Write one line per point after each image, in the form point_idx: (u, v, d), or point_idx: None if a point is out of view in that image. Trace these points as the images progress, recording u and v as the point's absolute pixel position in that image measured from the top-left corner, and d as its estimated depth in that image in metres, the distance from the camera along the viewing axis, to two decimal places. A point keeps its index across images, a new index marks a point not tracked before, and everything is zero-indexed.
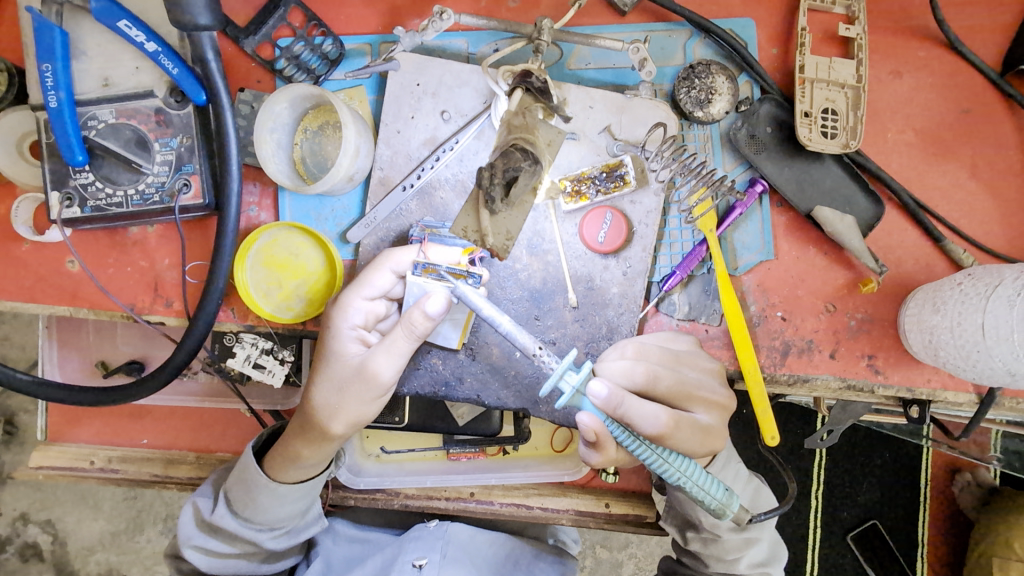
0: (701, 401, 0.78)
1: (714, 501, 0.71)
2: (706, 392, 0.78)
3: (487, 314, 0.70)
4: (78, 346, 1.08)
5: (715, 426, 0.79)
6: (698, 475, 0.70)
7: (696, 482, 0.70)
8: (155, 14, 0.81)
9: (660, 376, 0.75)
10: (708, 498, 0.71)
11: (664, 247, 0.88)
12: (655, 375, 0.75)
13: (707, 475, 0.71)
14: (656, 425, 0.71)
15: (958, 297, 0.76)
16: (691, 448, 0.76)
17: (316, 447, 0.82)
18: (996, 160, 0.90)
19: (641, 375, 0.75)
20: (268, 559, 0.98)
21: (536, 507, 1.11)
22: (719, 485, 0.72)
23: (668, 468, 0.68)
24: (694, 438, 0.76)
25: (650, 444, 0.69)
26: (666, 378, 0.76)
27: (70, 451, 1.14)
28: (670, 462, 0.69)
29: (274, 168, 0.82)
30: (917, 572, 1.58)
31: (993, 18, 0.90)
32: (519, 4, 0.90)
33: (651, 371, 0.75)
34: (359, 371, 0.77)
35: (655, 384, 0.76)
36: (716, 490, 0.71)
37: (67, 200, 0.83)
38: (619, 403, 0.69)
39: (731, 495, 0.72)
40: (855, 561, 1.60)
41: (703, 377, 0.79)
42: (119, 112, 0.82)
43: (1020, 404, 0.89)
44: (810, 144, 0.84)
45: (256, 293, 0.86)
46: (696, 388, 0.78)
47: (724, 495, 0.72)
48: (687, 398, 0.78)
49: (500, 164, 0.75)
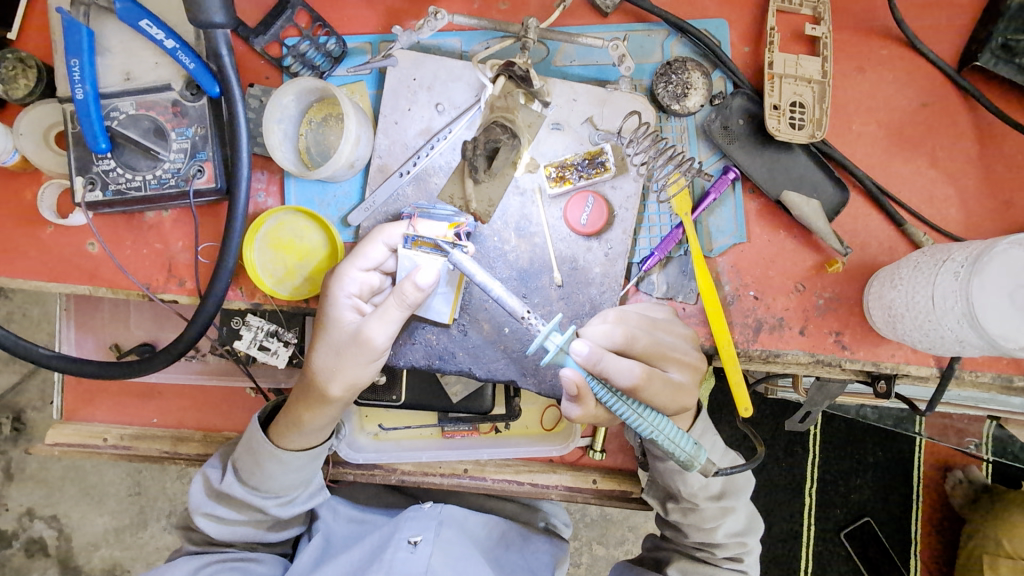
0: (674, 361, 0.84)
1: (683, 454, 0.78)
2: (680, 353, 0.84)
3: (481, 279, 0.78)
4: (93, 328, 1.14)
5: (687, 385, 0.84)
6: (669, 429, 0.77)
7: (667, 435, 0.76)
8: (173, 14, 0.89)
9: (637, 337, 0.81)
10: (678, 450, 0.77)
11: (644, 230, 0.95)
12: (632, 335, 0.81)
13: (677, 428, 0.77)
14: (631, 378, 0.76)
15: (913, 271, 0.85)
16: (662, 404, 0.81)
17: (318, 412, 0.89)
18: (954, 149, 0.96)
19: (619, 335, 0.81)
20: (274, 527, 1.04)
21: (527, 482, 1.17)
22: (687, 440, 0.78)
23: (642, 422, 0.76)
24: (666, 394, 0.81)
25: (624, 398, 0.77)
26: (642, 338, 0.81)
27: (84, 430, 1.20)
28: (643, 416, 0.76)
29: (281, 155, 0.89)
30: (910, 567, 1.63)
31: (950, 18, 0.96)
32: (508, 6, 0.97)
33: (629, 332, 0.81)
34: (354, 337, 0.83)
35: (633, 344, 0.81)
36: (684, 443, 0.77)
37: (91, 185, 0.90)
38: (599, 359, 0.75)
39: (699, 449, 0.78)
40: (848, 557, 1.64)
41: (678, 341, 0.85)
42: (139, 104, 0.89)
43: (980, 378, 0.94)
44: (778, 134, 0.91)
45: (263, 272, 0.92)
46: (671, 349, 0.84)
47: (693, 449, 0.78)
48: (661, 358, 0.83)
49: (482, 138, 0.91)
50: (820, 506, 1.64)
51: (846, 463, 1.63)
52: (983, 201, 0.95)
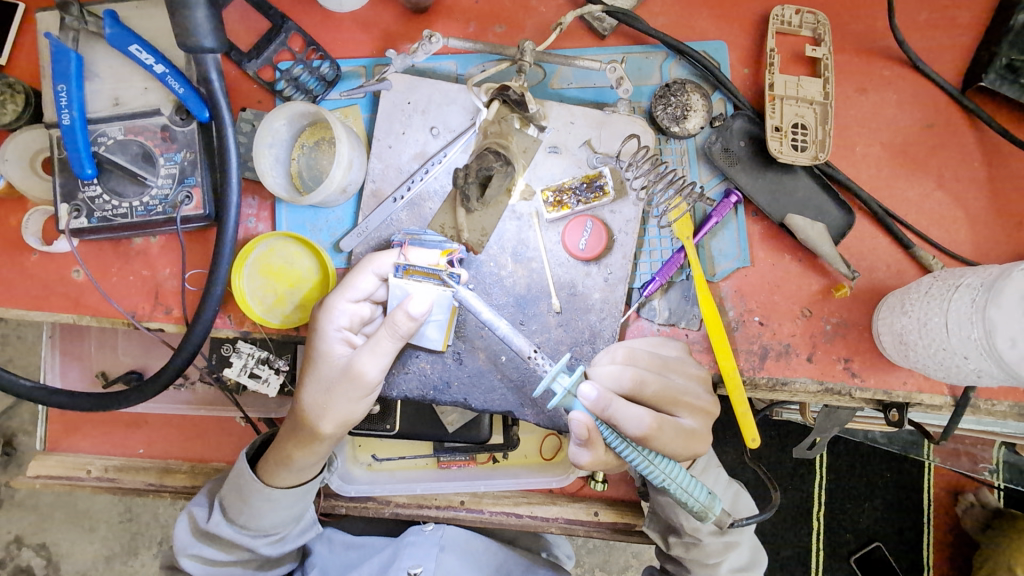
0: (686, 406, 0.82)
1: (696, 504, 0.75)
2: (691, 397, 0.81)
3: (487, 318, 0.79)
4: (80, 355, 1.11)
5: (699, 431, 0.82)
6: (682, 478, 0.74)
7: (679, 484, 0.74)
8: (164, 40, 0.88)
9: (647, 381, 0.78)
10: (691, 500, 0.74)
11: (644, 254, 0.92)
12: (642, 379, 0.78)
13: (690, 477, 0.75)
14: (640, 427, 0.74)
15: (925, 298, 0.83)
16: (674, 452, 0.78)
17: (308, 449, 0.85)
18: (961, 171, 0.94)
19: (629, 379, 0.78)
20: (262, 566, 0.99)
21: (525, 515, 1.12)
22: (701, 488, 0.76)
23: (653, 470, 0.73)
24: (678, 442, 0.78)
25: (635, 446, 0.74)
26: (653, 382, 0.79)
27: (68, 460, 1.16)
28: (655, 463, 0.74)
29: (271, 180, 0.87)
30: None
31: (952, 39, 0.95)
32: (505, 30, 0.96)
33: (638, 375, 0.78)
34: (345, 371, 0.80)
35: (643, 388, 0.78)
36: (698, 492, 0.75)
37: (76, 212, 0.88)
38: (607, 406, 0.72)
39: (713, 499, 0.75)
40: None
41: (689, 384, 0.82)
42: (128, 129, 0.88)
43: (995, 406, 0.90)
44: (781, 156, 0.88)
45: (252, 300, 0.89)
46: (681, 394, 0.81)
47: (706, 498, 0.75)
48: (672, 403, 0.81)
49: (475, 165, 0.88)
50: (829, 531, 1.58)
51: (857, 488, 1.57)
52: (992, 223, 0.93)
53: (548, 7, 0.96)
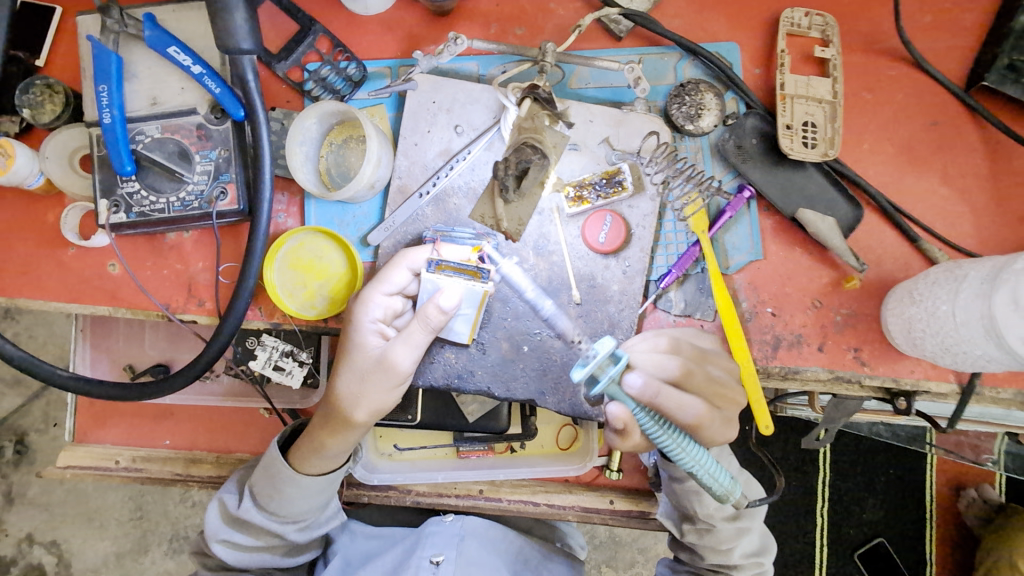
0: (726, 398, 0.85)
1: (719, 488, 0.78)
2: (732, 390, 0.85)
3: (532, 296, 0.88)
4: (108, 348, 1.14)
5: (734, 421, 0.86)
6: (710, 464, 0.77)
7: (707, 469, 0.76)
8: (200, 41, 0.91)
9: (692, 372, 0.82)
10: (717, 485, 0.77)
11: (661, 248, 0.95)
12: (688, 369, 0.82)
13: (717, 464, 0.77)
14: (693, 416, 0.80)
15: (930, 287, 0.86)
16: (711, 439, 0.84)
17: (341, 438, 0.88)
18: (965, 167, 0.97)
19: (675, 368, 0.82)
20: (290, 552, 1.02)
21: (543, 503, 1.15)
22: (725, 474, 0.79)
23: (683, 456, 0.75)
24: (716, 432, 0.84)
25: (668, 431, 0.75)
26: (697, 373, 0.83)
27: (95, 451, 1.19)
28: (687, 450, 0.75)
29: (302, 177, 0.90)
30: None
31: (955, 40, 0.98)
32: (525, 32, 0.99)
33: (685, 366, 0.82)
34: (379, 361, 0.84)
35: (688, 378, 0.82)
36: (723, 478, 0.78)
37: (114, 207, 0.91)
38: (654, 394, 0.77)
39: (734, 484, 0.79)
40: None
41: (729, 376, 0.86)
42: (165, 127, 0.91)
43: (999, 393, 0.94)
44: (792, 154, 0.92)
45: (283, 292, 0.93)
46: (723, 386, 0.84)
47: (729, 484, 0.78)
48: (715, 395, 0.84)
49: (514, 158, 0.91)
50: (834, 528, 1.61)
51: (860, 483, 1.61)
52: (995, 217, 0.96)
53: (566, 9, 0.99)
